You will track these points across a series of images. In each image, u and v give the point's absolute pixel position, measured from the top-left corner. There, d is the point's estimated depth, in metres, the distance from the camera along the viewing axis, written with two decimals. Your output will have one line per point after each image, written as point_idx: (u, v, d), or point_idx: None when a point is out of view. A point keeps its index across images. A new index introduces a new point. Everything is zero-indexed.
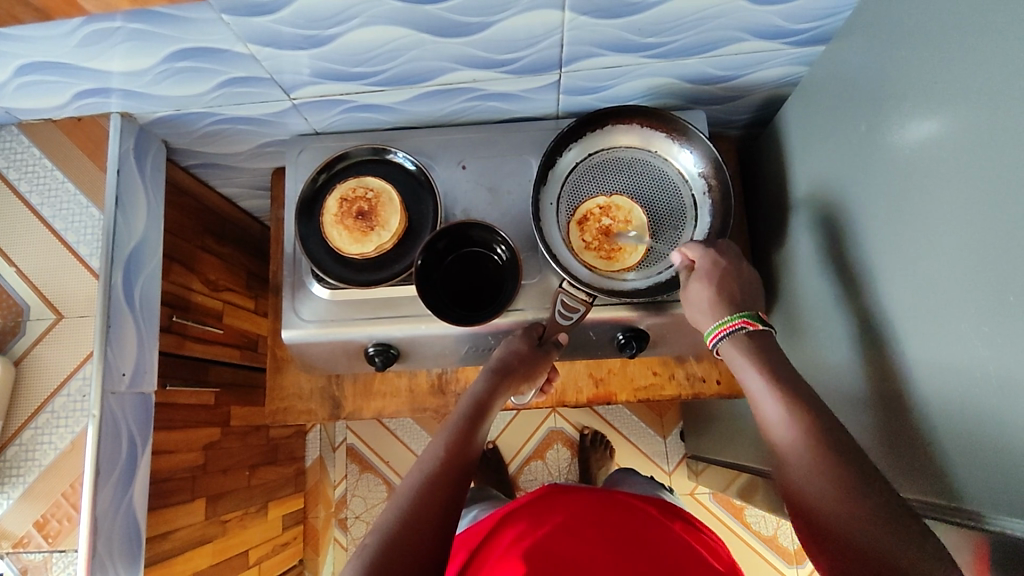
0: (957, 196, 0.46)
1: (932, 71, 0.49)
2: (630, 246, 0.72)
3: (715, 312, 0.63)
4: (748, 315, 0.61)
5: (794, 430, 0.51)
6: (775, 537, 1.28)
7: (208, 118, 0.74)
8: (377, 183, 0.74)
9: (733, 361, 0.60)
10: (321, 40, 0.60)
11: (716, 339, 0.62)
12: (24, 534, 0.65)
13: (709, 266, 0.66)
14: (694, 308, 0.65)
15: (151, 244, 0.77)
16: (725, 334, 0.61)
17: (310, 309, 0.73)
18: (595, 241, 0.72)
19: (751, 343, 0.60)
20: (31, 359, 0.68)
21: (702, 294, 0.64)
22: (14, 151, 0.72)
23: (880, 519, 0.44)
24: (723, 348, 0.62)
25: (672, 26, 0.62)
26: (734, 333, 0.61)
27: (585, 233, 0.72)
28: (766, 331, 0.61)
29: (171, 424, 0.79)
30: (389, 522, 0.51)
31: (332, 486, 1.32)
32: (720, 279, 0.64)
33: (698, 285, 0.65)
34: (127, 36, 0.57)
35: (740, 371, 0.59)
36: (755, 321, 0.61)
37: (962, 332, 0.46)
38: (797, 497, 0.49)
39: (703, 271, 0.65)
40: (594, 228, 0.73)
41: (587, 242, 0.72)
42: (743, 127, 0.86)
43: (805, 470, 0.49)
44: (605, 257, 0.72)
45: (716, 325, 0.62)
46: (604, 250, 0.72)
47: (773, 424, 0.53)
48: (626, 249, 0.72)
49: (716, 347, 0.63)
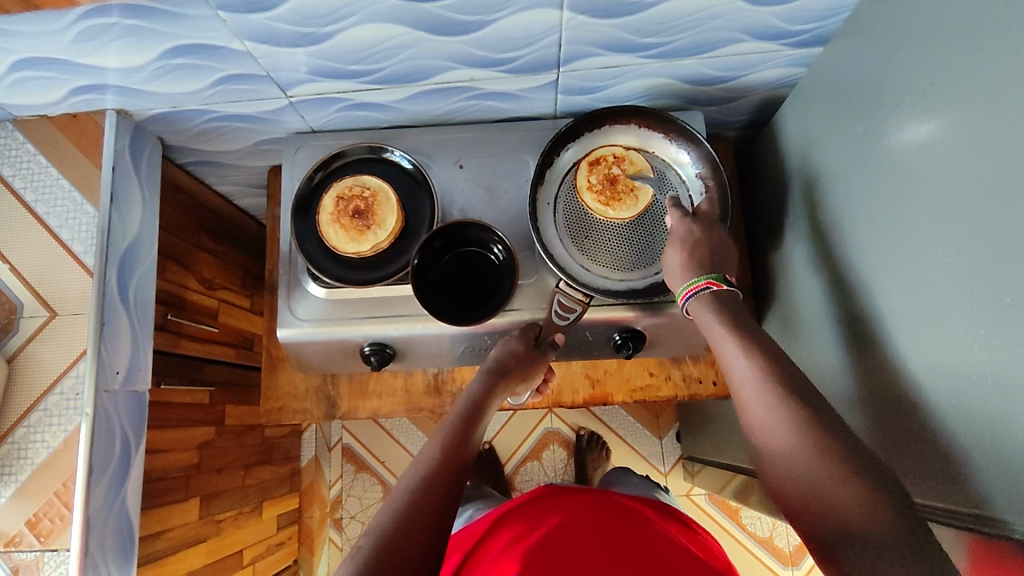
0: (954, 197, 0.46)
1: (930, 73, 0.49)
2: (630, 199, 0.72)
3: (684, 274, 0.63)
4: (715, 276, 0.61)
5: (778, 415, 0.50)
6: (771, 539, 1.28)
7: (205, 115, 0.73)
8: (375, 182, 0.73)
9: (704, 322, 0.60)
10: (318, 37, 0.59)
11: (685, 299, 0.62)
12: (16, 533, 0.64)
13: (684, 230, 0.66)
14: (667, 273, 0.66)
15: (147, 242, 0.77)
16: (691, 295, 0.62)
17: (306, 308, 0.73)
18: (599, 184, 0.72)
19: (717, 303, 0.60)
20: (25, 356, 0.67)
21: (675, 259, 0.64)
22: (8, 148, 0.71)
23: (856, 488, 0.44)
24: (691, 308, 0.62)
25: (671, 26, 0.62)
26: (699, 293, 0.61)
27: (591, 174, 0.72)
28: (732, 292, 0.61)
29: (165, 422, 0.79)
30: (384, 523, 0.50)
31: (327, 486, 1.32)
32: (694, 244, 0.65)
33: (671, 250, 0.65)
34: (123, 32, 0.57)
35: (721, 350, 0.57)
36: (722, 282, 0.61)
37: (960, 334, 0.46)
38: (784, 489, 0.49)
39: (677, 239, 0.65)
40: (603, 171, 0.72)
41: (591, 183, 0.72)
42: (740, 128, 0.86)
43: (792, 461, 0.48)
44: (603, 201, 0.72)
45: (684, 286, 0.63)
46: (604, 194, 0.72)
47: (746, 393, 0.53)
48: (625, 200, 0.72)
49: (685, 308, 0.63)
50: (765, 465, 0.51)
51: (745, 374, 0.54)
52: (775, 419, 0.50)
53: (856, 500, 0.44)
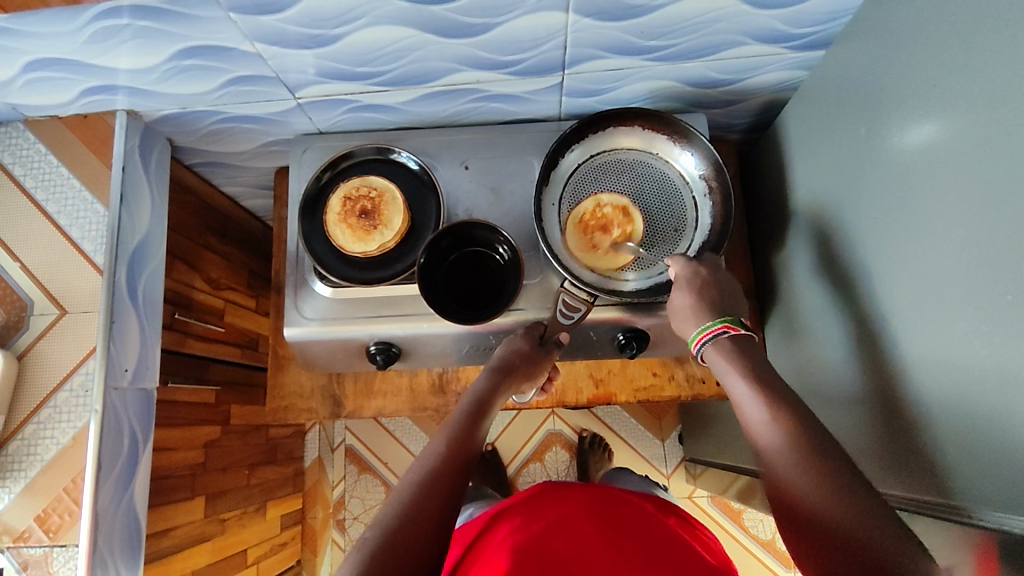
0: (954, 197, 0.47)
1: (931, 75, 0.49)
2: (585, 247, 0.72)
3: (698, 318, 0.64)
4: (731, 319, 0.62)
5: (794, 441, 0.50)
6: (773, 541, 1.28)
7: (214, 116, 0.74)
8: (381, 182, 0.74)
9: (717, 365, 0.61)
10: (326, 39, 0.60)
11: (700, 345, 0.63)
12: (25, 529, 0.65)
13: (692, 273, 0.66)
14: (678, 316, 0.66)
15: (155, 241, 0.77)
16: (708, 339, 0.62)
17: (312, 307, 0.74)
18: (602, 216, 0.73)
19: (732, 347, 0.60)
20: (35, 354, 0.68)
21: (686, 302, 0.65)
22: (20, 147, 0.72)
23: (863, 512, 0.45)
24: (707, 355, 0.62)
25: (675, 29, 0.63)
26: (717, 337, 0.61)
27: (605, 206, 0.73)
28: (747, 335, 0.62)
29: (172, 420, 0.79)
30: (387, 519, 0.51)
31: (331, 487, 1.32)
32: (703, 286, 0.65)
33: (680, 293, 0.66)
34: (134, 33, 0.57)
35: (731, 383, 0.58)
36: (738, 325, 0.62)
37: (960, 330, 0.47)
38: (783, 494, 0.50)
39: (687, 280, 0.66)
40: (615, 216, 0.73)
41: (599, 209, 0.73)
42: (743, 131, 0.87)
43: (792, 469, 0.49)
44: (589, 222, 0.73)
45: (699, 330, 0.63)
46: (596, 219, 0.73)
47: (760, 428, 0.53)
48: (583, 244, 0.73)
49: (700, 353, 0.64)
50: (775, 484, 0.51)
51: (758, 409, 0.54)
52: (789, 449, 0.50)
53: (850, 506, 0.45)
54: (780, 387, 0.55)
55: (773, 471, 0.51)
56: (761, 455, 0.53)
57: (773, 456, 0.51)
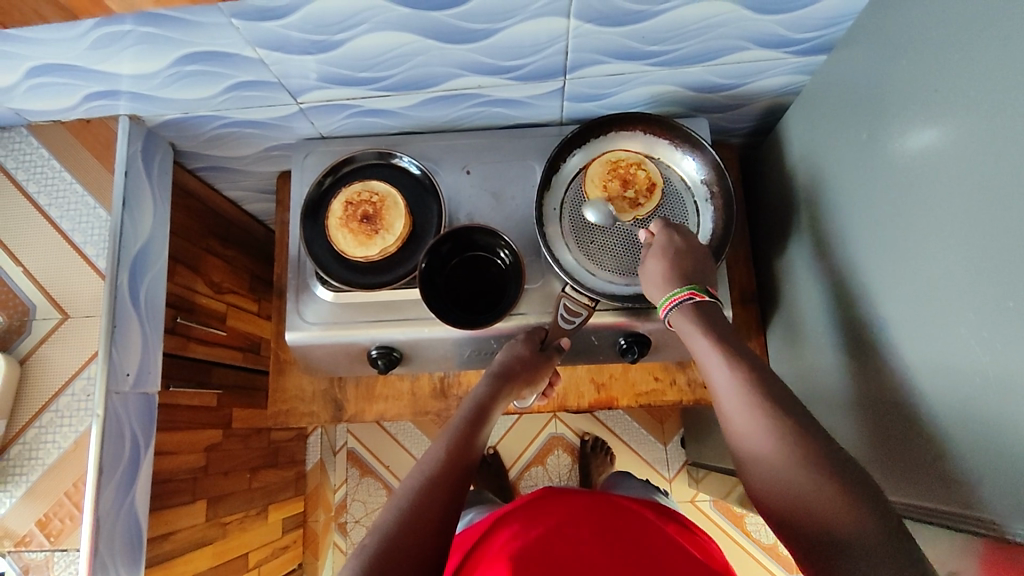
0: (956, 201, 0.47)
1: (932, 80, 0.49)
2: (594, 184, 0.73)
3: (667, 283, 0.64)
4: (697, 287, 0.63)
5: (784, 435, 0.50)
6: (776, 546, 1.27)
7: (216, 121, 0.74)
8: (382, 187, 0.74)
9: (698, 347, 0.59)
10: (328, 45, 0.60)
11: (667, 310, 0.63)
12: (27, 532, 0.65)
13: (667, 240, 0.67)
14: (648, 283, 0.66)
15: (158, 245, 0.77)
16: (674, 305, 0.62)
17: (314, 311, 0.74)
18: (628, 173, 0.73)
19: (698, 314, 0.61)
20: (38, 358, 0.68)
21: (656, 269, 0.65)
22: (22, 153, 0.73)
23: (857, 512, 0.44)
24: (673, 320, 0.63)
25: (677, 34, 0.63)
26: (682, 304, 0.62)
27: (641, 169, 0.73)
28: (712, 302, 0.63)
29: (174, 424, 0.79)
30: (388, 524, 0.51)
31: (332, 490, 1.32)
32: (676, 255, 0.66)
33: (652, 260, 0.66)
34: (136, 39, 0.58)
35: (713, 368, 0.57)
36: (704, 293, 0.63)
37: (962, 336, 0.47)
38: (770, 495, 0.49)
39: (660, 248, 0.66)
40: (640, 185, 0.73)
41: (632, 166, 0.73)
42: (745, 134, 0.87)
43: (777, 469, 0.49)
44: (617, 170, 0.73)
45: (666, 297, 0.63)
46: (623, 171, 0.73)
47: (747, 420, 0.52)
48: (595, 180, 0.73)
49: (666, 318, 0.64)
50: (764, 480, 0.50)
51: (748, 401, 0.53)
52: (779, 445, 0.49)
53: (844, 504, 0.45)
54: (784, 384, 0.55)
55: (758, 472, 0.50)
56: (750, 449, 0.51)
57: (755, 455, 0.51)
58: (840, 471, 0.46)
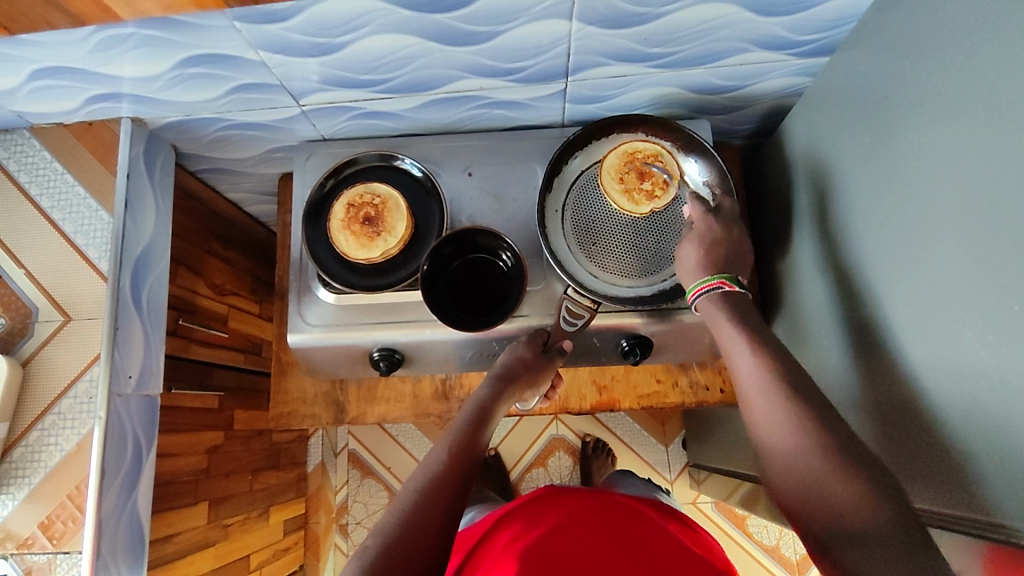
0: (961, 204, 0.46)
1: (934, 83, 0.49)
2: (612, 173, 0.72)
3: (700, 270, 0.66)
4: (727, 276, 0.64)
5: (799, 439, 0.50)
6: (778, 547, 1.27)
7: (218, 123, 0.74)
8: (384, 189, 0.74)
9: (730, 345, 0.60)
10: (331, 47, 0.60)
11: (696, 297, 0.65)
12: (29, 535, 0.65)
13: (706, 228, 0.68)
14: (681, 268, 0.68)
15: (160, 247, 0.78)
16: (702, 292, 0.64)
17: (316, 313, 0.74)
18: (645, 162, 0.72)
19: (729, 306, 0.63)
20: (40, 360, 0.68)
21: (690, 254, 0.67)
22: (25, 155, 0.73)
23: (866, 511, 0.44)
24: (702, 308, 0.65)
25: (679, 36, 0.63)
26: (711, 292, 0.64)
27: (659, 161, 0.72)
28: (741, 294, 0.64)
29: (177, 426, 0.80)
30: (390, 526, 0.51)
31: (333, 491, 1.32)
32: (710, 242, 0.66)
33: (687, 244, 0.67)
34: (139, 42, 0.58)
35: (742, 367, 0.58)
36: (733, 283, 0.64)
37: (967, 338, 0.47)
38: (786, 494, 0.50)
39: (696, 233, 0.68)
40: (657, 175, 0.72)
41: (649, 157, 0.72)
42: (747, 136, 0.87)
43: (796, 473, 0.49)
44: (634, 159, 0.72)
45: (695, 283, 0.65)
46: (640, 161, 0.72)
47: (768, 419, 0.53)
48: (614, 169, 0.72)
49: (694, 305, 0.66)
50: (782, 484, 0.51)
51: (769, 402, 0.53)
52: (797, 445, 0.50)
53: (857, 503, 0.45)
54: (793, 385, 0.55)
55: (775, 468, 0.51)
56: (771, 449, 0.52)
57: (776, 452, 0.52)
58: (849, 472, 0.47)
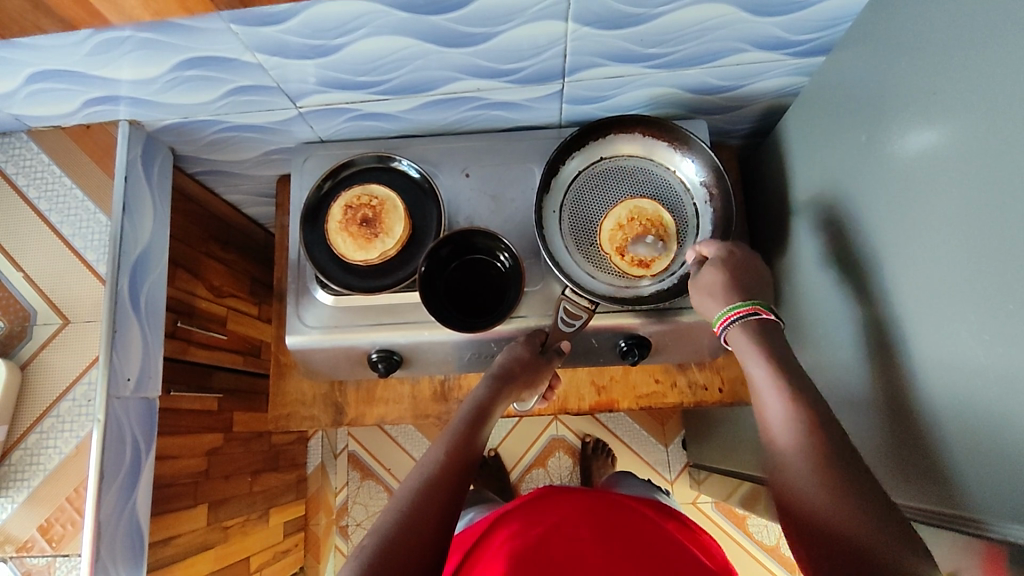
0: (958, 203, 0.46)
1: (930, 83, 0.49)
2: (629, 210, 0.74)
3: (727, 297, 0.63)
4: (762, 303, 0.62)
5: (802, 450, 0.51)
6: (778, 547, 1.27)
7: (215, 126, 0.75)
8: (382, 191, 0.75)
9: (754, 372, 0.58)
10: (327, 49, 0.60)
11: (725, 324, 0.62)
12: (28, 538, 0.65)
13: (730, 253, 0.67)
14: (706, 294, 0.65)
15: (158, 249, 0.78)
16: (735, 319, 0.61)
17: (314, 315, 0.74)
18: (653, 233, 0.73)
19: (759, 332, 0.60)
20: (39, 363, 0.68)
21: (720, 278, 0.65)
22: (24, 158, 0.73)
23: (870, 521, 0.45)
24: (729, 335, 0.62)
25: (675, 36, 0.63)
26: (746, 319, 0.61)
27: (665, 237, 0.73)
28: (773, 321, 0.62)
29: (176, 429, 0.80)
30: (386, 526, 0.51)
31: (333, 493, 1.32)
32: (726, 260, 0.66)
33: (716, 267, 0.65)
34: (136, 45, 0.58)
35: (765, 398, 0.56)
36: (768, 310, 0.62)
37: (964, 337, 0.47)
38: (784, 500, 0.50)
39: (724, 257, 0.66)
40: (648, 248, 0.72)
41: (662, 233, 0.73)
42: (744, 136, 0.87)
43: (798, 478, 0.50)
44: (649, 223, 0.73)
45: (726, 310, 0.62)
46: (649, 229, 0.73)
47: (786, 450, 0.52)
48: (633, 210, 0.74)
49: (722, 334, 0.63)
50: (781, 486, 0.51)
51: (784, 424, 0.53)
52: (802, 456, 0.50)
53: (858, 510, 0.46)
54: (801, 387, 0.55)
55: (777, 474, 0.52)
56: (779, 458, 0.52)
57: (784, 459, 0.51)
58: (855, 483, 0.48)
